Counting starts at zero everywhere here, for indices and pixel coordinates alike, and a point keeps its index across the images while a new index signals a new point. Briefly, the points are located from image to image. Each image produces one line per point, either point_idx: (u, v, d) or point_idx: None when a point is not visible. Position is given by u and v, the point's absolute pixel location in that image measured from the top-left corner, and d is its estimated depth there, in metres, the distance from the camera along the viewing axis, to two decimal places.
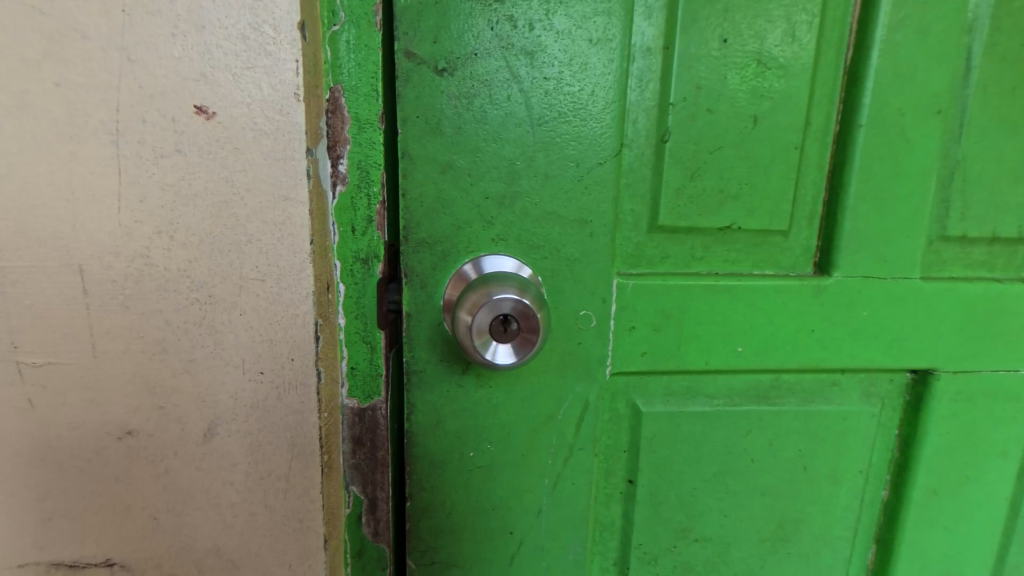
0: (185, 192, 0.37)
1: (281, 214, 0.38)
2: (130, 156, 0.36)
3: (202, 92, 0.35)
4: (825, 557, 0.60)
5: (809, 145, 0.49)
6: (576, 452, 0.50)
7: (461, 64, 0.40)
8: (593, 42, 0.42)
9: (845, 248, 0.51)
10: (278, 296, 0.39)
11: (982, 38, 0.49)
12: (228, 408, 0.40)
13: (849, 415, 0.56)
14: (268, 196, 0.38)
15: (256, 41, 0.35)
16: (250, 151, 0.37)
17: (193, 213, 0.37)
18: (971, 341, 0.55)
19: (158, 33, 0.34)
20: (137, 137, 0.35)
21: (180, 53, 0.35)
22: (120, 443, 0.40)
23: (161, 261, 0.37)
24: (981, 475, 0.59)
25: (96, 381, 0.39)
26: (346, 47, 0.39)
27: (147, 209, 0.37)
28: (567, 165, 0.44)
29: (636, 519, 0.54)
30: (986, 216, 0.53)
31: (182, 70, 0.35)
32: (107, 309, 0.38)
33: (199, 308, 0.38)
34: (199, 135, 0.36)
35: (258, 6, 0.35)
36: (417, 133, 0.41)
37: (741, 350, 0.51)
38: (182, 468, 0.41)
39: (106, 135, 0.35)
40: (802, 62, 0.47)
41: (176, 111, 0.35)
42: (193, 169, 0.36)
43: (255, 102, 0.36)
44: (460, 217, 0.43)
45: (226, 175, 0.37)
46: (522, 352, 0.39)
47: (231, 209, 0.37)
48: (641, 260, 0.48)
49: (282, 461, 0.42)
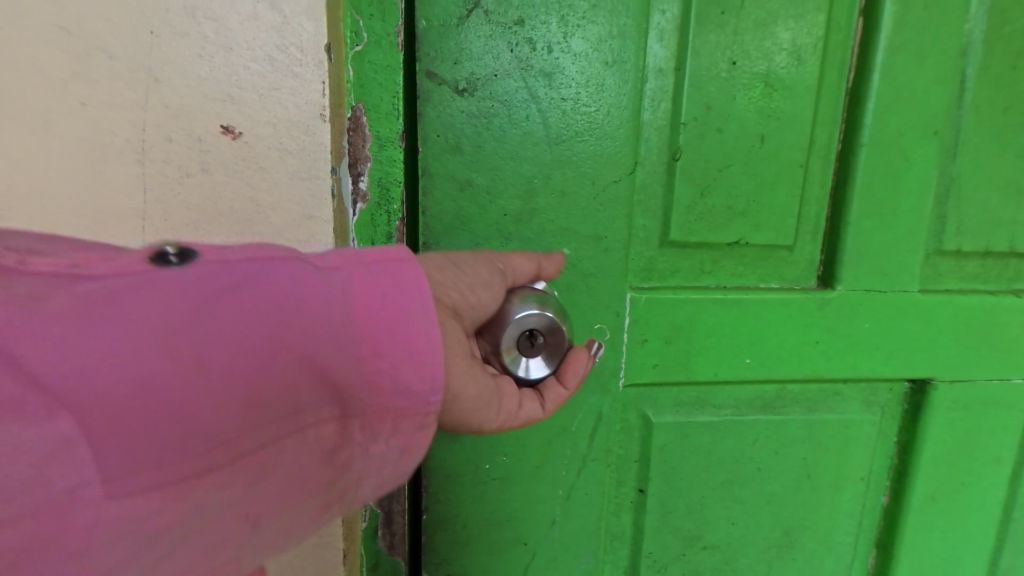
0: (208, 211, 0.40)
1: (305, 232, 0.42)
2: (155, 175, 0.38)
3: (228, 113, 0.38)
4: (827, 562, 0.61)
5: (812, 163, 0.51)
6: (589, 463, 0.50)
7: (480, 85, 0.41)
8: (608, 64, 0.43)
9: (848, 263, 0.53)
10: None
11: (975, 62, 0.51)
12: (393, 296, 0.31)
13: (852, 424, 0.57)
14: (293, 214, 0.41)
15: (282, 62, 0.38)
16: (275, 170, 0.40)
17: (217, 231, 0.40)
18: (969, 351, 0.58)
19: (185, 54, 0.36)
20: (163, 157, 0.38)
21: (206, 73, 0.37)
22: (199, 382, 0.25)
23: None
24: (978, 481, 0.62)
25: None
26: (369, 67, 0.38)
27: (171, 226, 0.39)
28: (583, 183, 0.44)
29: (647, 527, 0.55)
30: (979, 231, 0.56)
31: (208, 91, 0.37)
32: None
33: None
34: (225, 154, 0.39)
35: (284, 28, 0.38)
36: (436, 151, 0.41)
37: (749, 362, 0.53)
38: (344, 403, 0.30)
39: (131, 154, 0.37)
40: (805, 84, 0.49)
41: (202, 131, 0.38)
42: (217, 192, 0.40)
43: (280, 122, 0.39)
44: (478, 233, 0.44)
45: (251, 194, 0.40)
46: (552, 362, 0.40)
47: (256, 227, 0.41)
48: (651, 273, 0.50)
49: (471, 389, 0.37)
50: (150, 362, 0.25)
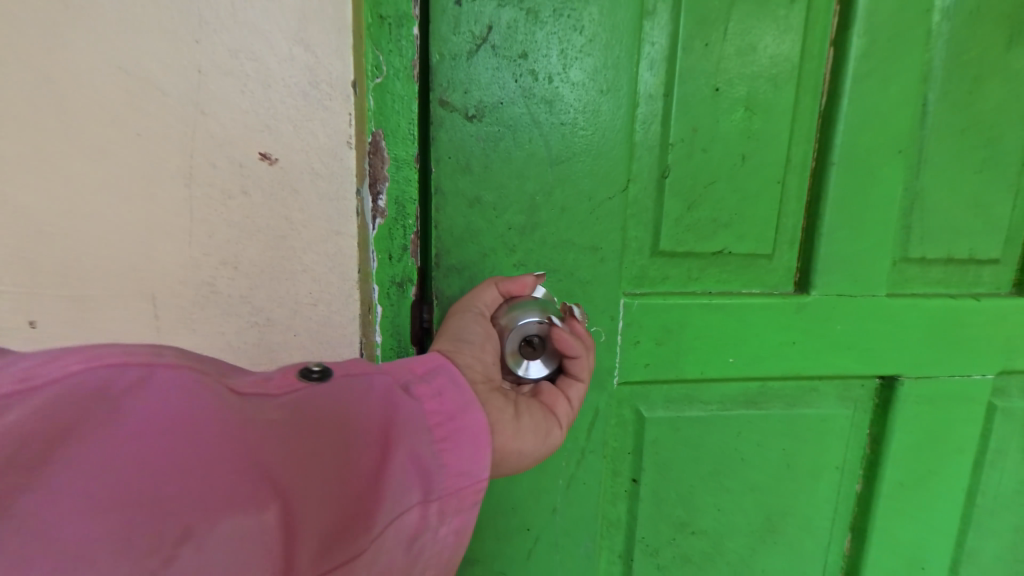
0: (246, 228, 0.47)
1: (332, 246, 0.48)
2: (201, 197, 0.46)
3: (266, 141, 0.45)
4: (806, 545, 0.66)
5: (789, 179, 0.56)
6: (587, 455, 0.55)
7: (488, 111, 0.45)
8: (604, 92, 0.47)
9: (822, 269, 0.58)
10: (327, 318, 0.50)
11: (935, 88, 0.57)
12: (446, 393, 0.37)
13: (828, 417, 0.63)
14: (320, 230, 0.47)
15: (314, 96, 0.44)
16: (306, 192, 0.46)
17: (253, 246, 0.48)
18: (932, 349, 0.63)
19: (230, 92, 0.44)
20: (208, 181, 0.45)
21: (247, 107, 0.44)
22: (334, 471, 0.30)
23: (226, 288, 0.48)
24: (942, 469, 0.67)
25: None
26: (390, 97, 0.43)
27: (213, 242, 0.47)
28: (581, 199, 0.49)
29: (641, 514, 0.60)
30: (940, 240, 0.61)
31: (249, 123, 0.44)
32: (175, 331, 0.49)
33: (259, 330, 0.50)
34: (263, 177, 0.46)
35: (316, 67, 0.44)
36: (448, 171, 0.45)
37: (733, 361, 0.57)
38: (424, 489, 0.33)
39: (181, 179, 0.45)
40: (783, 107, 0.54)
41: (243, 157, 0.45)
42: (253, 210, 0.46)
43: (312, 148, 0.46)
44: (486, 245, 0.48)
45: (284, 213, 0.47)
46: (551, 362, 0.47)
47: (288, 242, 0.48)
48: (644, 280, 0.54)
49: (528, 444, 0.42)
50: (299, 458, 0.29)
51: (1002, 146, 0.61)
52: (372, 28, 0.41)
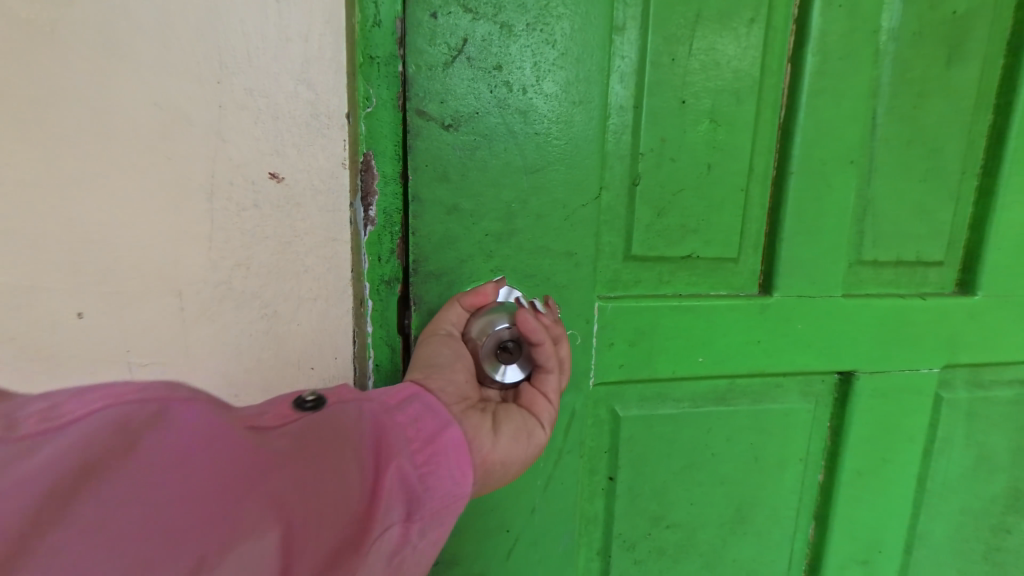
0: (256, 235, 0.50)
1: (330, 250, 0.51)
2: (219, 210, 0.50)
3: (276, 163, 0.49)
4: (773, 534, 0.70)
5: (752, 188, 0.59)
6: (565, 454, 0.56)
7: (464, 121, 0.46)
8: (577, 103, 0.49)
9: (783, 272, 0.61)
10: (326, 311, 0.53)
11: (882, 103, 0.61)
12: (422, 419, 0.40)
13: (792, 412, 0.66)
14: (320, 237, 0.51)
15: (315, 125, 0.49)
16: (308, 206, 0.50)
17: (263, 251, 0.51)
18: (885, 345, 0.68)
19: (246, 119, 0.48)
20: (225, 196, 0.49)
21: (259, 133, 0.48)
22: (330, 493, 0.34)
23: (240, 285, 0.51)
24: (896, 457, 0.72)
25: (193, 358, 0.53)
26: (380, 123, 0.45)
27: (229, 247, 0.50)
28: (556, 207, 0.50)
29: (618, 511, 0.62)
30: (889, 244, 0.66)
31: (261, 147, 0.49)
32: (197, 323, 0.52)
33: (267, 321, 0.52)
34: (273, 194, 0.50)
35: (317, 102, 0.48)
36: (426, 178, 0.46)
37: (703, 360, 0.60)
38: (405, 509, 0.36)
39: (202, 195, 0.49)
40: (745, 119, 0.57)
41: (255, 175, 0.49)
42: (266, 221, 0.50)
43: (314, 169, 0.50)
44: (463, 251, 0.49)
45: (289, 223, 0.50)
46: (528, 365, 0.50)
47: (293, 248, 0.51)
48: (617, 284, 0.56)
49: (512, 453, 0.45)
50: (295, 486, 0.33)
51: (942, 157, 0.66)
52: (363, 66, 0.44)
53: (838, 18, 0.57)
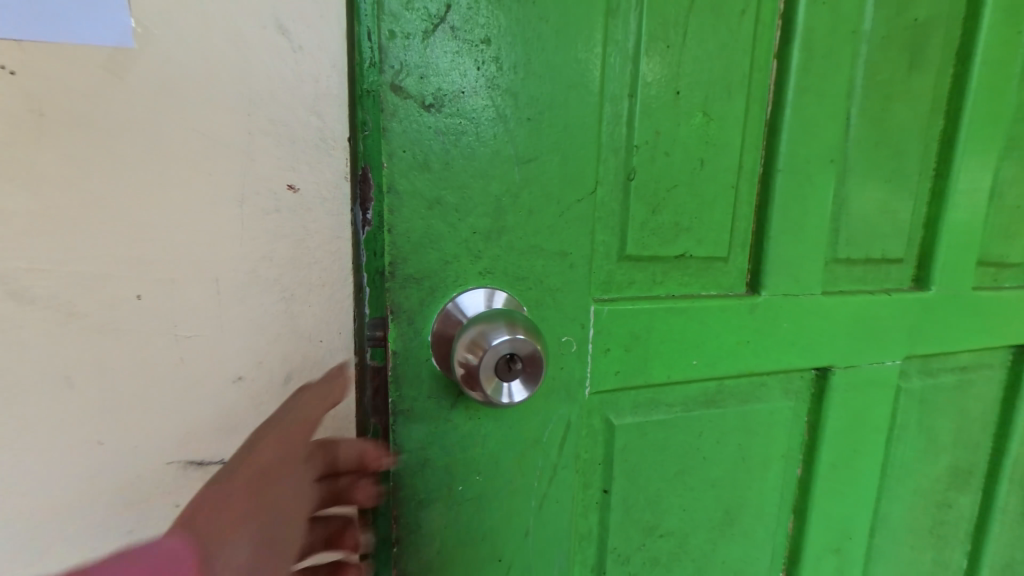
0: (277, 232, 0.56)
1: (336, 247, 0.58)
2: (247, 210, 0.54)
3: (295, 176, 0.55)
4: (758, 531, 0.70)
5: (741, 185, 0.58)
6: (560, 471, 0.52)
7: (448, 101, 0.40)
8: (572, 86, 0.44)
9: (770, 271, 0.61)
10: (333, 296, 0.59)
11: (856, 105, 0.63)
12: None
13: (775, 410, 0.66)
14: (328, 237, 0.57)
15: (323, 146, 0.55)
16: (318, 211, 0.56)
17: (283, 246, 0.56)
18: (856, 341, 0.70)
19: (273, 134, 0.54)
20: (252, 201, 0.54)
21: (281, 148, 0.54)
22: None
23: (265, 273, 0.56)
24: (864, 446, 0.75)
25: (219, 336, 0.56)
26: (370, 138, 0.40)
27: (256, 243, 0.55)
28: (549, 202, 0.45)
29: (612, 524, 0.58)
30: (860, 242, 0.68)
31: (284, 161, 0.54)
32: (227, 303, 0.56)
33: (285, 303, 0.57)
34: (290, 202, 0.55)
35: (324, 131, 0.55)
36: (403, 166, 0.40)
37: (696, 362, 0.58)
38: None
39: (233, 198, 0.54)
40: (735, 114, 0.55)
41: (277, 185, 0.55)
42: (290, 218, 0.56)
43: (322, 181, 0.56)
44: (448, 251, 0.43)
45: (304, 224, 0.56)
46: (532, 383, 0.40)
47: (306, 244, 0.56)
48: (612, 285, 0.52)
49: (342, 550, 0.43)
50: None
51: (904, 159, 0.69)
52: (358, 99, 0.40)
53: (821, 17, 0.57)
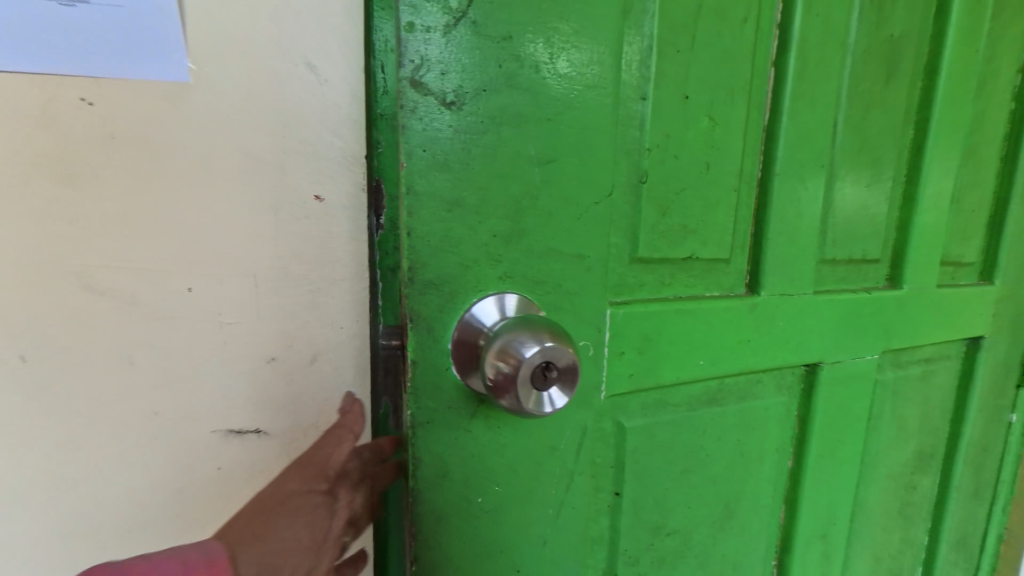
0: (306, 234, 0.64)
1: (355, 248, 0.66)
2: (282, 215, 0.63)
3: (320, 187, 0.64)
4: (754, 523, 0.72)
5: (742, 188, 0.59)
6: (576, 477, 0.51)
7: (470, 98, 0.39)
8: (590, 87, 0.43)
9: (768, 272, 0.63)
10: (352, 289, 0.67)
11: (842, 113, 0.66)
12: None
13: (770, 405, 0.69)
14: (347, 240, 0.66)
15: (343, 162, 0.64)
16: (340, 218, 0.65)
17: (309, 246, 0.65)
18: (841, 337, 0.74)
19: (302, 151, 0.63)
20: (286, 208, 0.63)
21: (309, 162, 0.63)
22: None
23: (297, 269, 0.65)
24: (846, 436, 0.79)
25: (254, 324, 0.64)
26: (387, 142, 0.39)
27: (289, 242, 0.64)
28: (568, 205, 0.44)
29: (623, 526, 0.58)
30: (843, 243, 0.72)
31: (311, 173, 0.63)
32: (265, 294, 0.64)
33: (312, 295, 0.66)
34: (315, 209, 0.64)
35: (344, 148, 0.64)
36: (422, 167, 0.38)
37: (702, 362, 0.59)
38: None
39: (269, 206, 0.63)
40: (738, 119, 0.57)
41: (304, 194, 0.63)
42: (315, 224, 0.64)
43: (343, 192, 0.65)
44: (468, 254, 0.41)
45: (327, 229, 0.65)
46: (568, 388, 0.39)
47: (330, 246, 0.65)
48: (624, 288, 0.52)
49: None
50: None
51: (881, 165, 0.74)
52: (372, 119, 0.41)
53: (814, 27, 0.59)
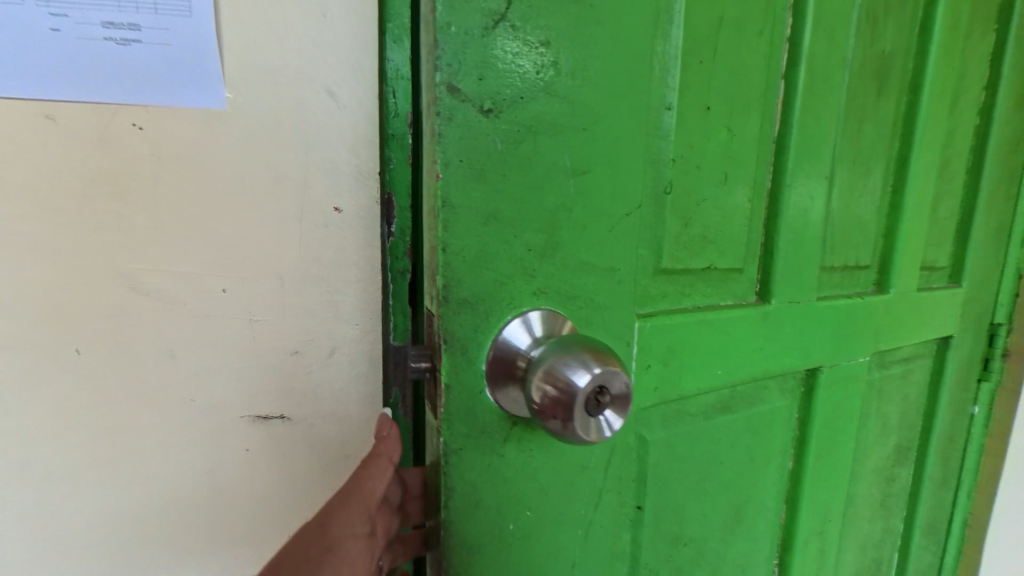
0: (327, 238, 0.61)
1: (372, 255, 0.63)
2: (304, 218, 0.60)
3: (340, 196, 0.61)
4: (760, 525, 0.73)
5: (755, 198, 0.60)
6: (603, 495, 0.50)
7: (507, 106, 0.37)
8: (624, 96, 0.42)
9: (778, 280, 0.64)
10: (370, 294, 0.65)
11: (841, 126, 0.68)
12: None
13: (776, 410, 0.70)
14: (366, 249, 0.63)
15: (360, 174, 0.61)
16: (357, 228, 0.62)
17: (328, 250, 0.62)
18: (838, 341, 0.76)
19: (326, 154, 0.60)
20: (306, 210, 0.60)
21: (331, 168, 0.60)
22: None
23: (318, 269, 0.62)
24: (840, 435, 0.82)
25: (269, 324, 0.62)
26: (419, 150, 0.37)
27: (310, 242, 0.61)
28: (601, 217, 0.43)
29: (644, 539, 0.58)
30: (840, 251, 0.75)
31: (333, 178, 0.61)
32: (287, 291, 0.61)
33: (331, 295, 0.63)
34: (334, 219, 0.61)
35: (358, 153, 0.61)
36: (459, 178, 0.36)
37: (719, 371, 0.59)
38: None
39: (290, 211, 0.60)
40: (752, 130, 0.57)
41: (325, 199, 0.61)
42: (336, 231, 0.62)
43: (361, 201, 0.62)
44: (503, 270, 0.39)
45: (347, 238, 0.62)
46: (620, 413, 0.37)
47: (347, 252, 0.63)
48: (648, 299, 0.52)
49: None
50: None
51: (872, 176, 0.77)
52: None
53: (821, 43, 0.60)
